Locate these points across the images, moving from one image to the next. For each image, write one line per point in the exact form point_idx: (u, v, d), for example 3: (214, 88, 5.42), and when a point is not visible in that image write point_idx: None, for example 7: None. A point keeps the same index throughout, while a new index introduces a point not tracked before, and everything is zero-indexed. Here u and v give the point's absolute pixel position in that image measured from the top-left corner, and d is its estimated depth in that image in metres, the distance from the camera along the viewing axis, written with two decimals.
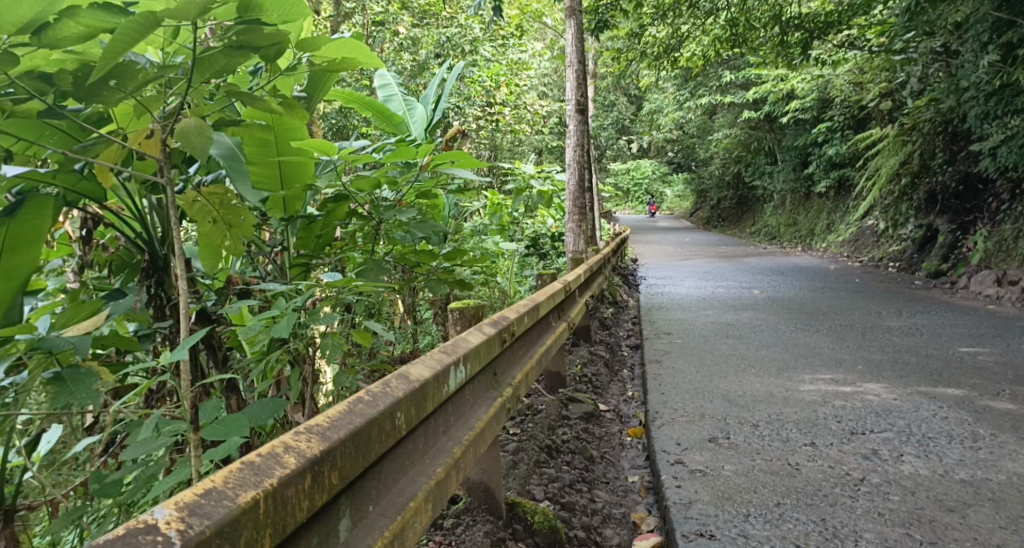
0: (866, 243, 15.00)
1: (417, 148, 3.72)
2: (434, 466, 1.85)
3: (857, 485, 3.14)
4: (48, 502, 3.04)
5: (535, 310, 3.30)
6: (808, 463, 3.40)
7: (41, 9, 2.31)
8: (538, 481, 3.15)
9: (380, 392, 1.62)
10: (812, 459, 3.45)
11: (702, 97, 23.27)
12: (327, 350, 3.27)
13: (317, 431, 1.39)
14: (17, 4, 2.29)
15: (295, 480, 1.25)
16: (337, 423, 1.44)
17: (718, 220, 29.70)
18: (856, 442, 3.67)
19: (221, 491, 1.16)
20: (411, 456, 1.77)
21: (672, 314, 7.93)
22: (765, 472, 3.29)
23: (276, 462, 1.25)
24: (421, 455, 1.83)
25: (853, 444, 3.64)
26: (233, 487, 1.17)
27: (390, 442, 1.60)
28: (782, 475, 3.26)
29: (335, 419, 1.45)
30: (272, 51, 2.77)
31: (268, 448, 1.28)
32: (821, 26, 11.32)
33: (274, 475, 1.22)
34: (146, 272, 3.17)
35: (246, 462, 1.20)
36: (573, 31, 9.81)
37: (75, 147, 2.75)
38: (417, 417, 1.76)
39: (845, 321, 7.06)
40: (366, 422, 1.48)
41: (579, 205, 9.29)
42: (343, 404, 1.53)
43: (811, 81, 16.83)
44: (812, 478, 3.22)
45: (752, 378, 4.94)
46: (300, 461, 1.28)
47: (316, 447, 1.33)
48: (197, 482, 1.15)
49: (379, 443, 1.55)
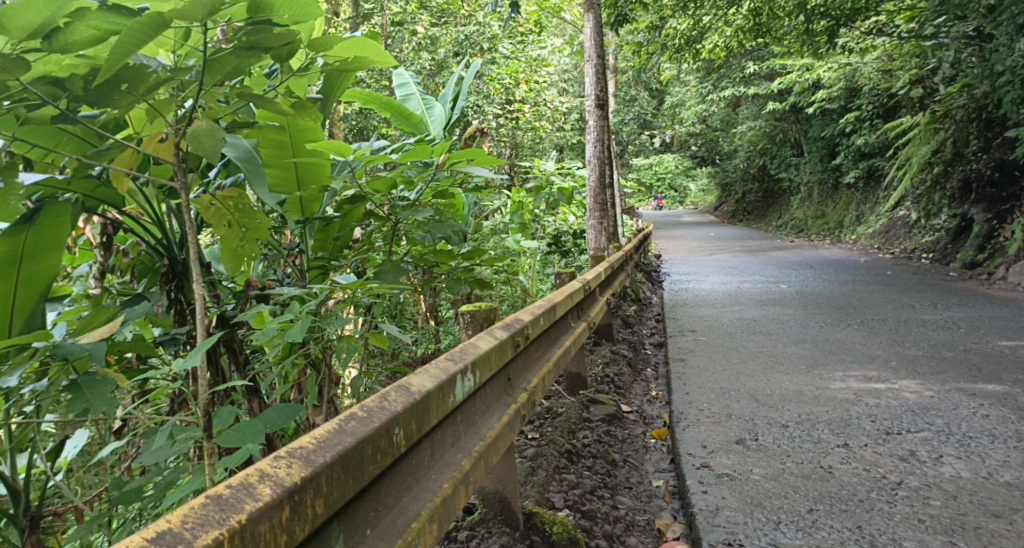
0: (898, 234, 14.67)
1: (433, 146, 3.62)
2: (440, 481, 1.77)
3: (894, 489, 3.01)
4: (73, 508, 3.03)
5: (551, 311, 3.21)
6: (841, 465, 3.27)
7: (52, 13, 2.24)
8: (557, 488, 3.08)
9: (375, 408, 1.55)
10: (845, 461, 3.31)
11: (725, 89, 22.96)
12: (343, 354, 3.17)
13: (300, 455, 1.31)
14: (28, 8, 2.21)
15: (270, 513, 1.17)
16: (323, 445, 1.36)
17: (744, 213, 29.36)
18: (891, 443, 3.53)
19: (179, 532, 1.09)
20: (415, 472, 1.70)
21: (697, 310, 7.80)
22: (796, 476, 3.16)
23: (248, 494, 1.18)
24: (425, 470, 1.75)
25: (888, 445, 3.50)
26: (192, 527, 1.09)
27: (387, 461, 1.52)
28: (814, 479, 3.13)
29: (322, 441, 1.37)
30: (284, 51, 2.70)
31: (241, 478, 1.21)
32: (847, 13, 11.01)
33: (244, 510, 1.15)
34: (166, 277, 3.13)
35: (210, 498, 1.13)
36: (592, 25, 9.63)
37: (89, 154, 2.71)
38: (419, 432, 1.68)
39: (878, 316, 6.87)
40: (355, 443, 1.40)
41: (600, 201, 9.14)
42: (332, 423, 1.45)
43: (838, 69, 16.48)
44: (846, 482, 3.09)
45: (781, 377, 4.80)
46: (276, 491, 1.20)
47: (295, 474, 1.26)
48: (153, 523, 1.08)
49: (374, 463, 1.47)
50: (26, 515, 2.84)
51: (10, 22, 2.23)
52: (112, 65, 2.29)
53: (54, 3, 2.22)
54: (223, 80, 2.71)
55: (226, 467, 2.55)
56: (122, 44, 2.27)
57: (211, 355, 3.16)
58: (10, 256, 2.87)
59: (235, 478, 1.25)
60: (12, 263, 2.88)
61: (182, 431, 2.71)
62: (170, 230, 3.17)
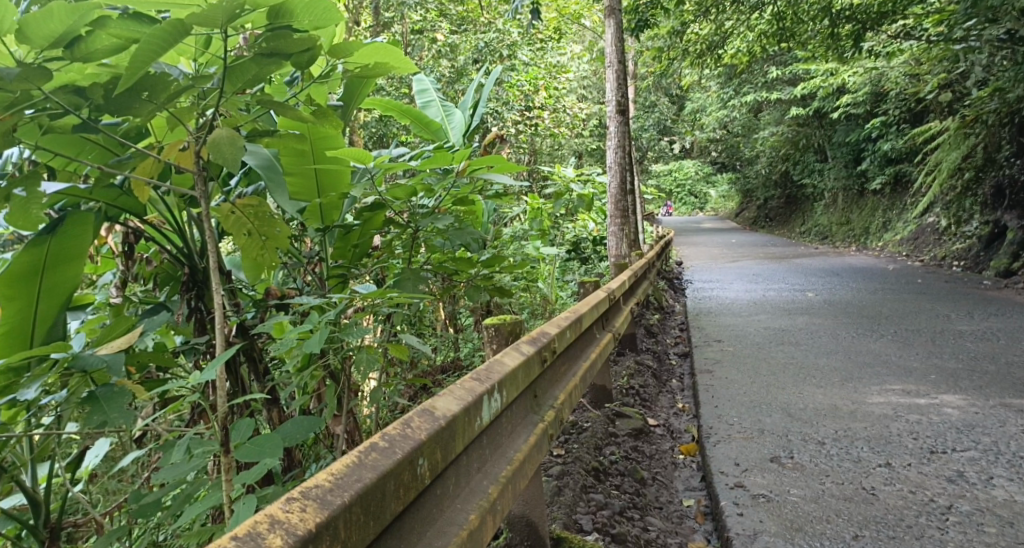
0: (927, 242, 14.37)
1: (454, 153, 3.55)
2: (466, 512, 1.68)
3: (944, 514, 2.88)
4: (94, 522, 2.97)
5: (577, 323, 3.12)
6: (885, 487, 3.14)
7: (74, 23, 2.19)
8: (586, 509, 2.99)
9: (398, 437, 1.47)
10: (889, 482, 3.18)
11: (747, 94, 22.72)
12: (363, 366, 3.09)
13: (316, 495, 1.23)
14: (50, 18, 2.15)
15: None
16: (341, 484, 1.28)
17: (765, 219, 29.02)
18: (937, 463, 3.39)
19: None
20: (440, 503, 1.61)
21: (722, 319, 7.65)
22: (838, 499, 3.04)
23: (257, 545, 1.09)
24: (451, 500, 1.67)
25: (934, 465, 3.36)
26: None
27: (410, 496, 1.44)
28: (857, 502, 3.01)
29: (339, 478, 1.29)
30: (305, 58, 2.63)
31: (250, 527, 1.12)
32: (874, 17, 10.75)
33: None
34: (186, 286, 3.07)
35: None
36: (613, 31, 9.50)
37: (110, 163, 2.67)
38: (444, 461, 1.60)
39: (912, 326, 6.68)
40: (376, 479, 1.32)
41: (621, 207, 9.01)
42: (352, 455, 1.37)
43: (864, 74, 16.20)
44: (891, 505, 2.97)
45: (815, 390, 4.66)
46: (288, 541, 1.11)
47: (310, 520, 1.17)
48: None
49: (396, 500, 1.39)
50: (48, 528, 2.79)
51: (32, 33, 2.18)
52: (134, 74, 2.24)
53: (76, 12, 2.17)
54: (243, 88, 2.65)
55: (244, 481, 2.49)
56: (143, 52, 2.22)
57: (231, 364, 3.10)
58: (31, 267, 2.82)
59: (244, 524, 1.17)
60: (34, 274, 2.83)
61: (199, 445, 2.64)
62: (191, 238, 3.11)
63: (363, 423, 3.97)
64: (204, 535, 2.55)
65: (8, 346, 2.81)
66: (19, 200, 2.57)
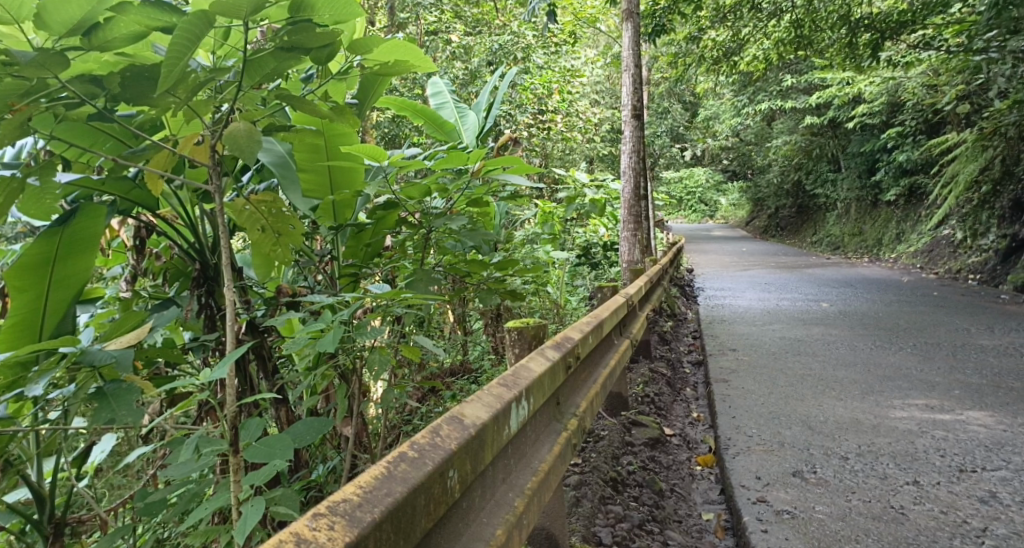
0: (942, 254, 14.21)
1: (469, 153, 3.49)
2: (492, 526, 1.61)
3: (979, 537, 2.80)
4: (97, 519, 2.93)
5: (597, 329, 3.06)
6: (915, 506, 3.06)
7: (92, 9, 2.16)
8: (603, 522, 2.97)
9: (427, 446, 1.42)
10: (918, 501, 3.10)
11: (761, 102, 22.58)
12: (375, 367, 3.03)
13: (343, 511, 1.17)
14: (68, 3, 2.13)
15: None
16: (371, 498, 1.22)
17: (776, 228, 28.85)
18: (967, 482, 3.31)
19: None
20: (466, 516, 1.55)
21: (735, 328, 7.57)
22: (866, 518, 2.96)
23: None
24: (476, 514, 1.61)
25: (964, 485, 3.28)
26: None
27: (440, 510, 1.38)
28: (886, 521, 2.93)
29: (369, 492, 1.23)
30: (324, 53, 2.59)
31: None
32: (893, 26, 10.46)
33: None
34: (197, 281, 3.01)
35: None
36: (630, 35, 9.36)
37: (124, 154, 2.63)
38: (473, 472, 1.54)
39: (931, 339, 6.59)
40: (407, 493, 1.26)
41: (635, 213, 8.90)
42: (380, 466, 1.32)
43: (881, 84, 16.08)
44: (922, 525, 2.89)
45: (835, 403, 4.58)
46: None
47: (339, 538, 1.11)
48: None
49: (426, 515, 1.33)
50: (52, 523, 2.76)
51: (51, 18, 2.15)
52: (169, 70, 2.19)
53: None
54: (261, 83, 2.61)
55: (251, 482, 2.44)
56: (173, 46, 2.17)
57: (240, 362, 3.05)
58: (42, 258, 2.80)
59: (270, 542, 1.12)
60: (44, 266, 2.80)
61: (207, 444, 2.58)
62: (203, 234, 3.06)
63: (374, 424, 3.92)
64: (210, 536, 2.50)
65: (18, 339, 2.78)
66: (33, 191, 2.54)
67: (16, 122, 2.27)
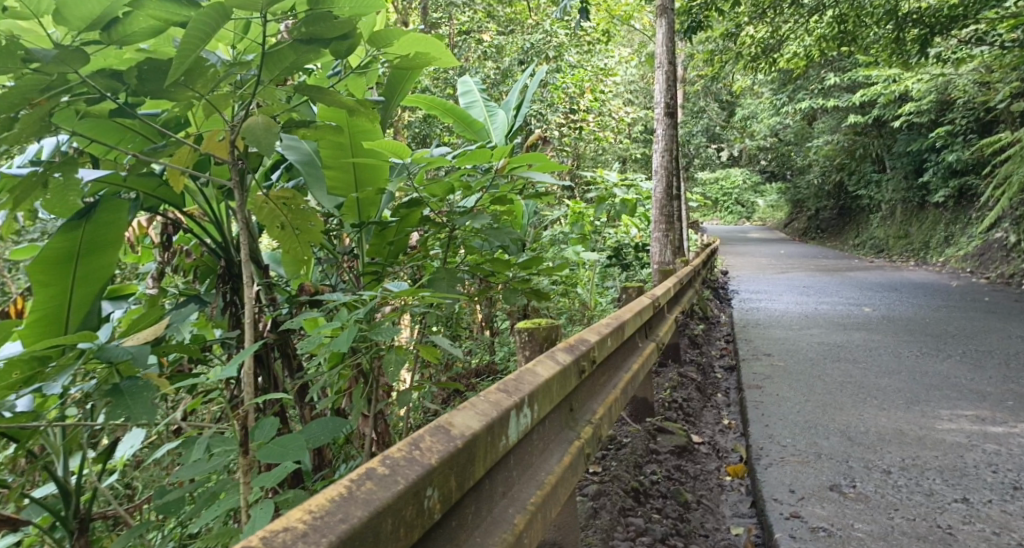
0: (994, 258, 13.66)
1: (493, 149, 3.34)
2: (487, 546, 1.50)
3: None
4: (122, 515, 2.88)
5: (619, 331, 2.94)
6: (964, 526, 2.87)
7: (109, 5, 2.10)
8: (623, 535, 2.86)
9: (403, 461, 1.31)
10: (968, 521, 2.92)
11: (801, 100, 22.08)
12: (393, 367, 2.91)
13: (293, 539, 1.06)
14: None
15: None
16: (320, 526, 1.11)
17: (816, 231, 28.20)
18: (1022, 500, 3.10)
19: None
20: (455, 536, 1.45)
21: (772, 332, 7.34)
22: (910, 538, 2.78)
23: None
24: (468, 532, 1.50)
25: (1019, 503, 3.07)
26: None
27: (415, 534, 1.27)
28: (933, 542, 2.74)
29: (327, 514, 1.14)
30: (344, 48, 2.50)
31: None
32: (943, 21, 10.02)
33: None
34: (222, 278, 2.97)
35: None
36: (664, 32, 9.16)
37: (145, 149, 2.57)
38: (459, 489, 1.43)
39: (982, 347, 6.30)
40: (366, 519, 1.15)
41: (666, 212, 8.72)
42: (341, 486, 1.21)
43: (928, 81, 15.53)
44: None
45: (877, 413, 4.37)
46: None
47: None
48: None
49: (397, 540, 1.22)
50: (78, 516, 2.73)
51: (70, 12, 2.09)
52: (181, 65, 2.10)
53: None
54: (282, 76, 2.51)
55: (263, 483, 2.34)
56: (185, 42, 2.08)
57: (263, 358, 3.02)
58: (65, 252, 2.77)
59: None
60: (68, 260, 2.77)
61: (221, 443, 2.53)
62: (227, 230, 3.00)
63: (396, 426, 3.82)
64: (224, 537, 2.42)
65: (41, 334, 2.73)
66: (56, 184, 2.49)
67: (35, 117, 2.20)
